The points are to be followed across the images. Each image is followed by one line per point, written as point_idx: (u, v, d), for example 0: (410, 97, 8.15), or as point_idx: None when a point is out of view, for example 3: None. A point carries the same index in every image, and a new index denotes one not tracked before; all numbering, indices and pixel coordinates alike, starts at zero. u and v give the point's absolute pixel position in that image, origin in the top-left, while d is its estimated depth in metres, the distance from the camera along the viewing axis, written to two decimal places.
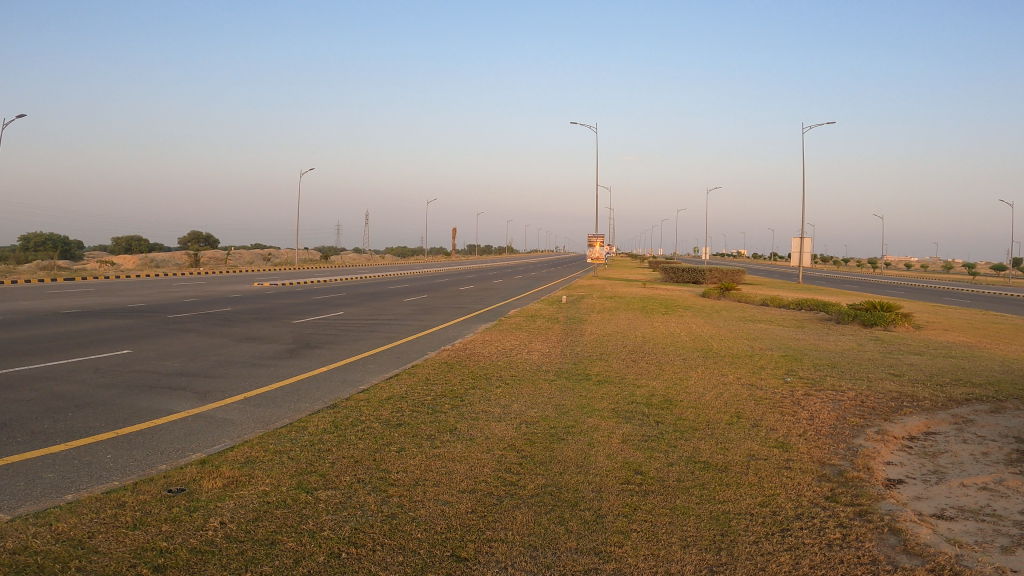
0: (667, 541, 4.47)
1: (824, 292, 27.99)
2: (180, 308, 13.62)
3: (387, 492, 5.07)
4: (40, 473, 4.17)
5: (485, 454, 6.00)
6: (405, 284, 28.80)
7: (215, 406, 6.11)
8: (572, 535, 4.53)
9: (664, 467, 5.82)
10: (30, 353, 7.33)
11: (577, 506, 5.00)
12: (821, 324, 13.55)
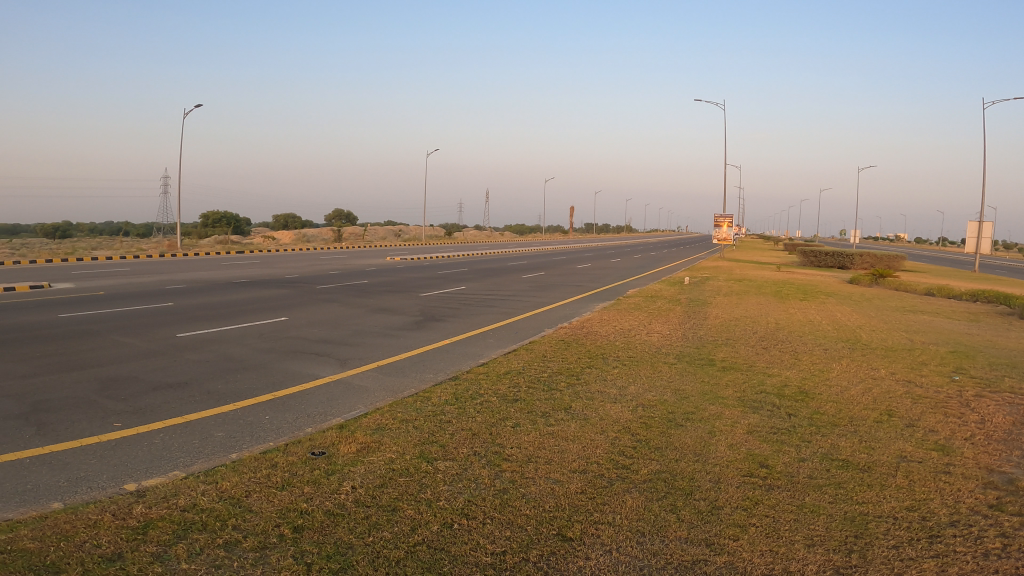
0: (789, 539, 4.17)
1: (1011, 284, 23.64)
2: (327, 280, 15.18)
3: (501, 466, 5.24)
4: (213, 431, 4.99)
5: (599, 435, 5.98)
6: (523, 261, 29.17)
7: (352, 373, 6.85)
8: (684, 524, 4.34)
9: (793, 462, 5.42)
10: (210, 318, 8.69)
11: (692, 495, 4.79)
12: (1002, 318, 11.59)
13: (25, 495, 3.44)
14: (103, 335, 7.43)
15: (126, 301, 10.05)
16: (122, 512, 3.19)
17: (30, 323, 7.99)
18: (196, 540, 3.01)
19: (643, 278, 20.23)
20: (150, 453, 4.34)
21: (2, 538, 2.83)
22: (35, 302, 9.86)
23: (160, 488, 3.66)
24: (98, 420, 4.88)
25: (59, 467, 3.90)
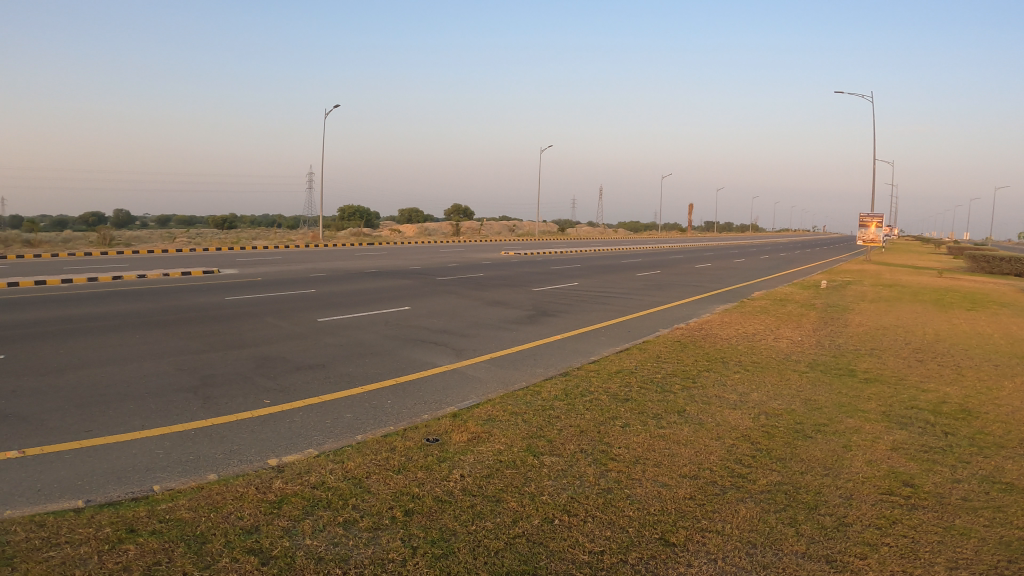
0: (928, 561, 3.77)
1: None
2: (449, 272, 16.00)
3: (606, 465, 5.17)
4: (343, 412, 5.55)
5: (714, 442, 5.69)
6: (642, 259, 28.44)
7: (468, 363, 7.23)
8: (803, 539, 4.03)
9: (944, 483, 4.82)
10: (346, 305, 9.58)
11: (816, 510, 4.41)
12: None
13: (189, 465, 4.11)
14: (258, 317, 8.52)
15: (279, 286, 11.38)
16: (263, 487, 3.70)
17: (204, 304, 9.37)
18: (321, 518, 3.39)
19: (772, 279, 18.83)
20: (290, 430, 4.94)
21: (167, 506, 3.40)
22: (209, 286, 11.50)
23: (295, 465, 4.18)
24: (251, 396, 5.65)
25: (217, 439, 4.60)
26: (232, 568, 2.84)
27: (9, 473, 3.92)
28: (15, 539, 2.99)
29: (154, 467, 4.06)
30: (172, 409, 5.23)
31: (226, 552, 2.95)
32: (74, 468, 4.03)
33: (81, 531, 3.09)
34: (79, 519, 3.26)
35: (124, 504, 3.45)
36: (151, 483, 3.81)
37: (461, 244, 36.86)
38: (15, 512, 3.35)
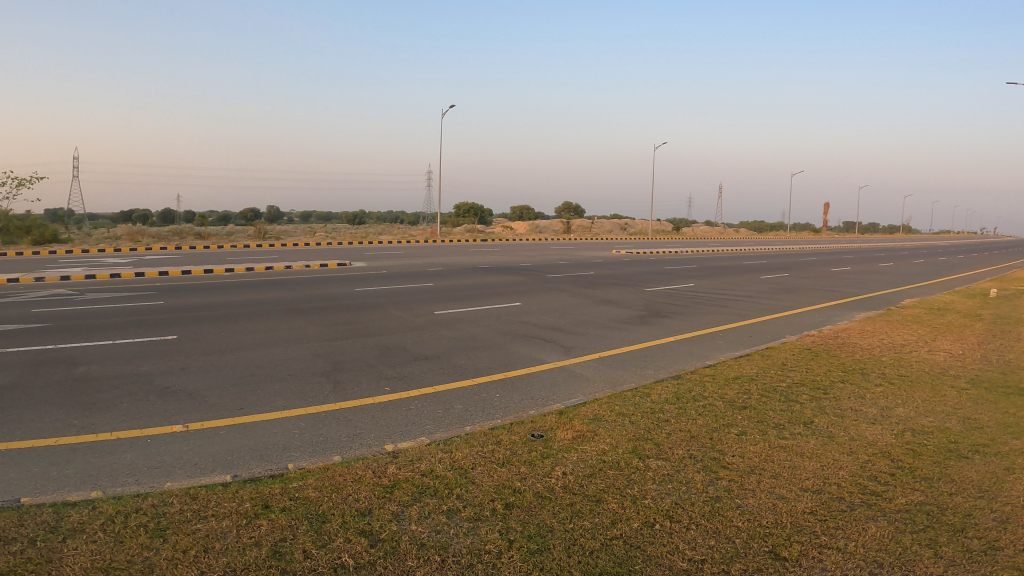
0: None
1: None
2: (564, 270, 16.13)
3: (717, 473, 4.61)
4: (454, 403, 5.86)
5: (845, 457, 5.01)
6: (773, 261, 26.57)
7: (576, 361, 7.31)
8: (940, 561, 3.52)
9: None
10: (462, 300, 10.10)
11: (962, 533, 3.82)
12: None
13: (318, 446, 4.67)
14: (383, 308, 9.27)
15: (403, 279, 12.22)
16: (379, 471, 4.10)
17: (338, 295, 10.35)
18: (427, 505, 3.67)
19: (929, 286, 16.69)
20: (406, 418, 5.36)
21: (296, 485, 3.94)
22: (343, 277, 12.67)
23: (408, 451, 4.55)
24: (374, 382, 6.21)
25: (343, 423, 5.15)
26: (345, 548, 3.18)
27: (179, 446, 4.71)
28: (175, 509, 3.61)
29: (290, 447, 4.69)
30: (307, 391, 5.92)
31: (340, 533, 3.32)
32: (228, 444, 4.76)
33: (226, 505, 3.66)
34: (226, 493, 3.87)
35: (263, 481, 4.04)
36: (286, 462, 4.41)
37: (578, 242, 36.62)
38: (179, 483, 4.05)
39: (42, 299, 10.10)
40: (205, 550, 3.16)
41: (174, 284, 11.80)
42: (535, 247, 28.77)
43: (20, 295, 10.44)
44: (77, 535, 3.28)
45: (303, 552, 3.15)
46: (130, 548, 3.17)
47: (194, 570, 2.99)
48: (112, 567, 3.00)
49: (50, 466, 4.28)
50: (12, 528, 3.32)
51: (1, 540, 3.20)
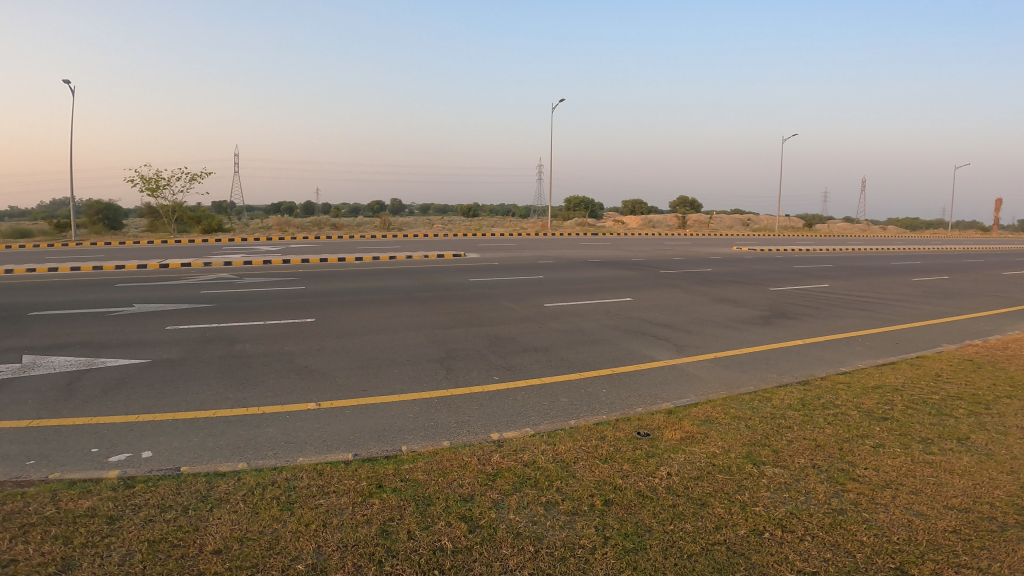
0: None
1: None
2: (680, 266, 15.54)
3: (843, 485, 4.12)
4: (560, 396, 5.78)
5: (1005, 477, 4.29)
6: (926, 261, 23.62)
7: (688, 360, 7.05)
8: None
9: None
10: (572, 293, 10.16)
11: None
12: None
13: (429, 431, 5.00)
14: (495, 299, 9.57)
15: (515, 271, 12.50)
16: (484, 459, 4.29)
17: (454, 284, 10.84)
18: (526, 495, 3.79)
19: None
20: (512, 408, 5.47)
21: (408, 467, 4.28)
22: (459, 267, 13.20)
23: (513, 441, 4.65)
24: (483, 371, 6.46)
25: (453, 409, 5.44)
26: (445, 532, 3.40)
27: (309, 423, 5.27)
28: (303, 484, 4.10)
29: (404, 429, 5.06)
30: (423, 376, 6.32)
31: (442, 517, 3.55)
32: (351, 423, 5.25)
33: (346, 483, 4.09)
34: (347, 471, 4.33)
35: (378, 461, 4.45)
36: (400, 444, 4.77)
37: (696, 236, 35.05)
38: (308, 458, 4.55)
39: (208, 282, 11.67)
40: (324, 525, 3.55)
41: (313, 271, 13.04)
42: (652, 241, 27.89)
43: (193, 278, 12.16)
44: (223, 504, 3.82)
45: (408, 533, 3.42)
46: (262, 519, 3.62)
47: (313, 544, 3.36)
48: (248, 536, 3.44)
49: (208, 437, 4.98)
50: (174, 495, 3.92)
51: (163, 506, 3.78)
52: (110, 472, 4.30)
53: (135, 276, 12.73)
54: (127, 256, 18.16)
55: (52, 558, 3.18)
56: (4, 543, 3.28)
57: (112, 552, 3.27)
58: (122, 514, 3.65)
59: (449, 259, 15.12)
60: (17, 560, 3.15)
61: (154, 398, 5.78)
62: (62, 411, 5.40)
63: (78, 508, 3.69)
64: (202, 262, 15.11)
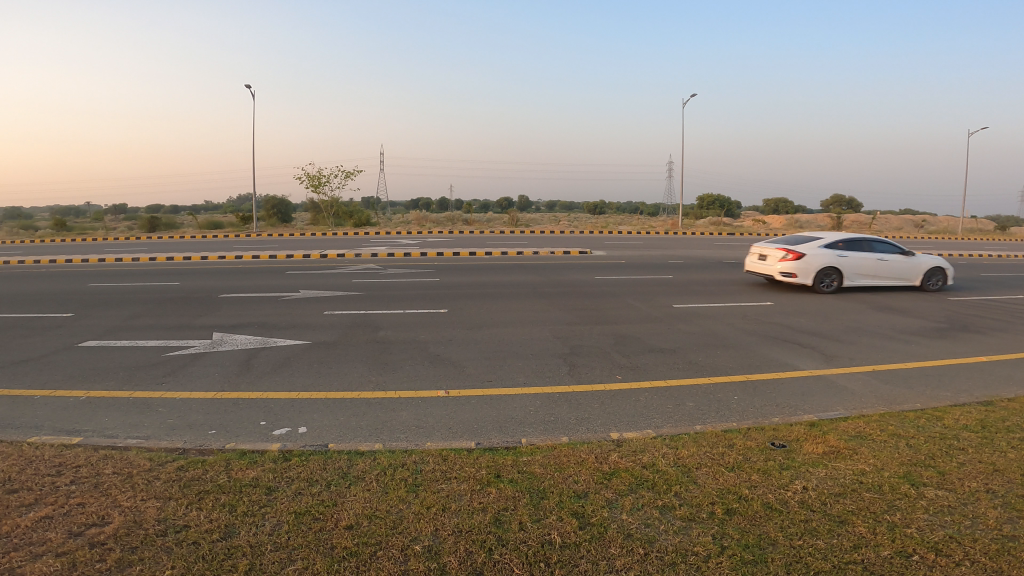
0: None
1: None
2: (833, 270, 14.05)
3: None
4: (685, 400, 5.45)
5: None
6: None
7: (836, 372, 6.32)
8: None
9: None
10: (705, 295, 9.63)
11: None
12: None
13: (548, 426, 4.99)
14: (622, 298, 9.37)
15: (644, 270, 12.14)
16: (602, 457, 4.18)
17: (581, 281, 10.77)
18: (642, 497, 3.63)
19: None
20: (634, 409, 5.25)
21: (526, 459, 4.31)
22: (587, 264, 13.10)
23: (633, 442, 4.44)
24: (607, 369, 6.33)
25: (574, 405, 5.39)
26: (556, 526, 3.36)
27: (438, 410, 5.52)
28: (429, 468, 4.30)
29: (524, 422, 5.11)
30: (546, 371, 6.35)
31: (554, 511, 3.51)
32: (475, 412, 5.41)
33: (467, 469, 4.23)
34: (469, 458, 4.47)
35: (498, 451, 4.53)
36: (520, 436, 4.82)
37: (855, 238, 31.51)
38: (435, 444, 4.76)
39: (357, 272, 12.75)
40: (444, 509, 3.69)
41: (447, 264, 13.71)
42: (799, 244, 25.59)
43: (345, 268, 13.37)
44: (358, 482, 4.12)
45: (519, 524, 3.44)
46: (390, 500, 3.85)
47: (431, 527, 3.50)
48: (377, 514, 3.68)
49: (351, 417, 5.42)
50: (319, 471, 4.31)
51: (311, 480, 4.17)
52: (271, 445, 4.83)
53: (298, 265, 14.27)
54: (293, 246, 20.44)
55: (218, 524, 3.58)
56: (184, 506, 3.78)
57: (264, 523, 3.61)
58: (277, 486, 4.07)
59: (577, 256, 15.06)
60: (190, 525, 3.57)
61: (306, 377, 6.40)
62: (240, 384, 6.19)
63: (244, 478, 4.18)
64: (353, 253, 16.55)
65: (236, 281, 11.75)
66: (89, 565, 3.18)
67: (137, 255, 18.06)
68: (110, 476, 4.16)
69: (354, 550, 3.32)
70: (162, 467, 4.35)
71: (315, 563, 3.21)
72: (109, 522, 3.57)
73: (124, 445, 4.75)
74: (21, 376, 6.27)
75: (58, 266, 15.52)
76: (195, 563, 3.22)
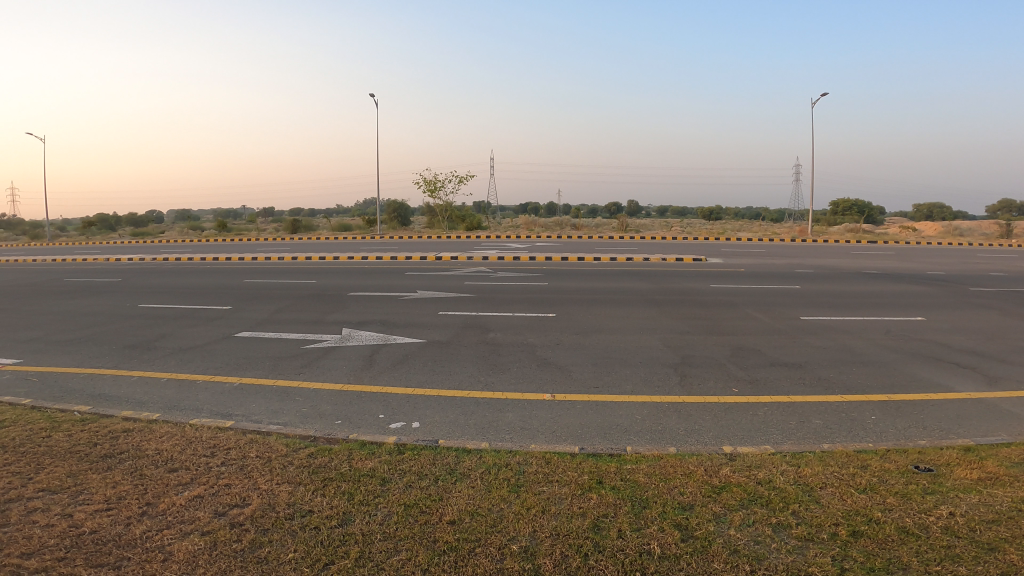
0: None
1: None
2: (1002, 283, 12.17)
3: None
4: (811, 417, 4.95)
5: None
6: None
7: (1002, 395, 5.42)
8: None
9: None
10: (838, 308, 8.75)
11: None
12: None
13: (655, 435, 4.77)
14: (742, 308, 8.78)
15: (767, 279, 11.31)
16: (712, 470, 3.90)
17: (697, 290, 10.27)
18: (753, 513, 3.33)
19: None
20: (750, 423, 4.86)
21: (630, 468, 4.14)
22: (704, 272, 12.49)
23: (749, 457, 4.09)
24: (722, 381, 5.93)
25: (684, 416, 5.11)
26: (656, 536, 3.18)
27: (543, 413, 5.49)
28: (531, 470, 4.28)
29: (630, 430, 4.93)
30: (655, 380, 6.09)
31: (655, 521, 3.33)
32: (581, 417, 5.31)
33: (569, 474, 4.14)
34: (572, 463, 4.39)
35: (602, 457, 4.40)
36: (625, 444, 4.65)
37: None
38: (539, 446, 4.74)
39: (471, 275, 13.15)
40: (543, 511, 3.64)
41: (558, 269, 13.72)
42: (957, 254, 22.51)
43: (461, 271, 13.87)
44: (464, 479, 4.21)
45: (617, 532, 3.30)
46: (492, 498, 3.87)
47: (529, 528, 3.47)
48: (478, 511, 3.72)
49: (460, 415, 5.57)
50: (429, 466, 4.46)
51: (421, 474, 4.33)
52: (388, 438, 5.09)
53: (417, 267, 15.01)
54: (413, 249, 21.56)
55: (337, 511, 3.79)
56: (310, 492, 4.06)
57: (377, 512, 3.78)
58: (391, 478, 4.26)
59: (693, 263, 14.42)
60: (314, 510, 3.82)
61: (420, 375, 6.68)
62: (363, 378, 6.61)
63: (362, 467, 4.44)
64: (468, 256, 17.11)
65: (363, 281, 12.61)
66: (227, 544, 3.45)
67: (281, 254, 20.04)
68: (252, 459, 4.60)
69: (454, 545, 3.37)
70: (295, 453, 4.74)
71: (417, 555, 3.29)
72: (248, 503, 3.91)
73: (266, 430, 5.24)
74: (187, 361, 7.17)
75: (219, 263, 17.63)
76: (314, 547, 3.40)
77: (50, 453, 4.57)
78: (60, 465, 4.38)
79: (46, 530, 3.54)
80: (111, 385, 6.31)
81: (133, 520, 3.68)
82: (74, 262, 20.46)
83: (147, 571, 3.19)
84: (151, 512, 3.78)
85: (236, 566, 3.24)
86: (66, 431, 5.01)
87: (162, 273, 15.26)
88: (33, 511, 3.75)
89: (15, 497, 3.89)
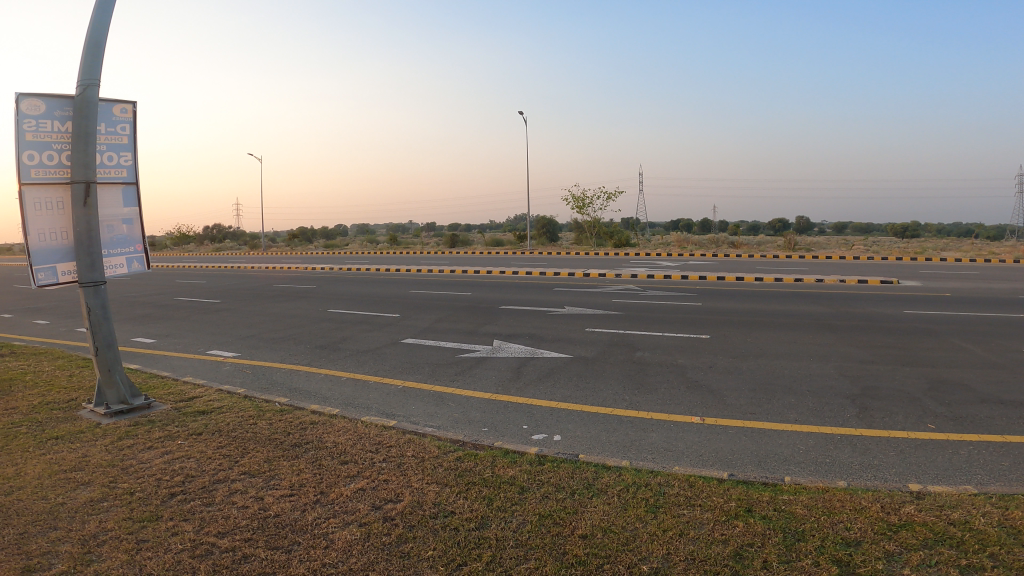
0: None
1: None
2: None
3: None
4: None
5: None
6: None
7: None
8: None
9: None
10: None
11: None
12: None
13: (823, 467, 4.20)
14: (945, 338, 7.43)
15: (979, 306, 9.47)
16: (890, 507, 3.31)
17: (884, 316, 8.94)
18: (938, 554, 2.81)
19: None
20: (946, 461, 4.07)
21: (788, 498, 3.66)
22: (894, 296, 10.87)
23: (941, 496, 3.40)
24: (913, 416, 5.04)
25: (860, 449, 4.43)
26: (808, 571, 2.81)
27: (692, 436, 5.13)
28: (673, 492, 4.01)
29: (790, 460, 4.39)
30: (826, 410, 5.38)
31: (810, 555, 2.93)
32: (734, 443, 4.87)
33: (714, 499, 3.80)
34: (718, 488, 4.02)
35: (754, 485, 3.97)
36: (783, 473, 4.16)
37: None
38: (683, 469, 4.43)
39: (622, 292, 12.95)
40: (680, 534, 3.38)
41: (717, 290, 12.87)
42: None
43: (611, 288, 13.73)
44: (601, 495, 4.07)
45: (762, 563, 2.95)
46: (628, 516, 3.69)
47: (663, 549, 3.24)
48: (611, 529, 3.56)
49: (603, 432, 5.43)
50: (567, 478, 4.40)
51: (558, 486, 4.28)
52: (530, 449, 5.13)
53: (568, 283, 15.14)
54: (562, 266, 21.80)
55: (476, 514, 3.90)
56: (454, 494, 4.24)
57: (512, 519, 3.82)
58: (529, 487, 4.28)
59: (880, 286, 12.63)
60: (456, 512, 3.97)
61: (566, 389, 6.68)
62: (511, 389, 6.80)
63: (503, 475, 4.52)
64: (618, 274, 16.78)
65: (516, 295, 13.05)
66: (378, 537, 3.71)
67: (443, 268, 21.53)
68: (408, 458, 4.94)
69: (583, 559, 3.27)
70: (445, 455, 4.99)
71: (545, 565, 3.25)
72: (401, 500, 4.19)
73: (422, 432, 5.61)
74: (361, 363, 8.02)
75: (391, 275, 19.50)
76: (451, 548, 3.53)
77: (253, 438, 5.35)
78: (259, 450, 5.11)
79: (240, 510, 4.10)
80: (303, 381, 7.25)
81: (307, 507, 4.13)
82: (280, 270, 24.06)
83: (311, 556, 3.53)
84: (322, 501, 4.22)
85: (382, 558, 3.47)
86: (267, 419, 5.84)
87: (346, 282, 17.30)
88: (234, 492, 4.37)
89: (223, 477, 4.59)
